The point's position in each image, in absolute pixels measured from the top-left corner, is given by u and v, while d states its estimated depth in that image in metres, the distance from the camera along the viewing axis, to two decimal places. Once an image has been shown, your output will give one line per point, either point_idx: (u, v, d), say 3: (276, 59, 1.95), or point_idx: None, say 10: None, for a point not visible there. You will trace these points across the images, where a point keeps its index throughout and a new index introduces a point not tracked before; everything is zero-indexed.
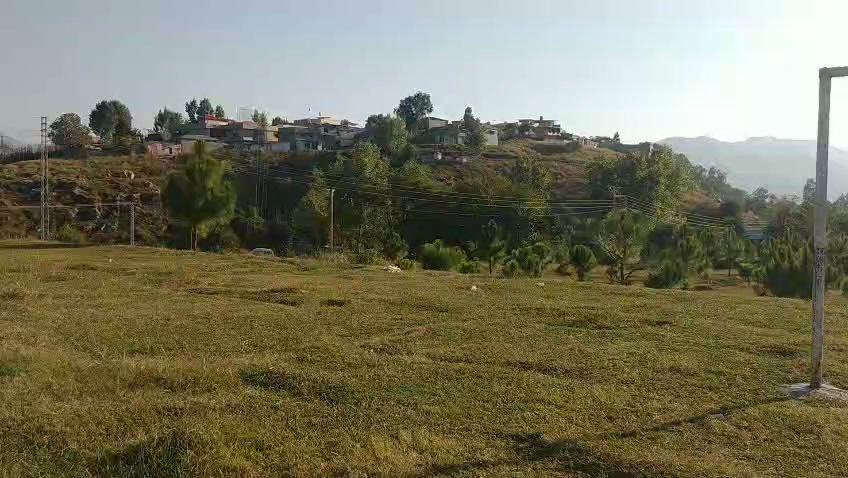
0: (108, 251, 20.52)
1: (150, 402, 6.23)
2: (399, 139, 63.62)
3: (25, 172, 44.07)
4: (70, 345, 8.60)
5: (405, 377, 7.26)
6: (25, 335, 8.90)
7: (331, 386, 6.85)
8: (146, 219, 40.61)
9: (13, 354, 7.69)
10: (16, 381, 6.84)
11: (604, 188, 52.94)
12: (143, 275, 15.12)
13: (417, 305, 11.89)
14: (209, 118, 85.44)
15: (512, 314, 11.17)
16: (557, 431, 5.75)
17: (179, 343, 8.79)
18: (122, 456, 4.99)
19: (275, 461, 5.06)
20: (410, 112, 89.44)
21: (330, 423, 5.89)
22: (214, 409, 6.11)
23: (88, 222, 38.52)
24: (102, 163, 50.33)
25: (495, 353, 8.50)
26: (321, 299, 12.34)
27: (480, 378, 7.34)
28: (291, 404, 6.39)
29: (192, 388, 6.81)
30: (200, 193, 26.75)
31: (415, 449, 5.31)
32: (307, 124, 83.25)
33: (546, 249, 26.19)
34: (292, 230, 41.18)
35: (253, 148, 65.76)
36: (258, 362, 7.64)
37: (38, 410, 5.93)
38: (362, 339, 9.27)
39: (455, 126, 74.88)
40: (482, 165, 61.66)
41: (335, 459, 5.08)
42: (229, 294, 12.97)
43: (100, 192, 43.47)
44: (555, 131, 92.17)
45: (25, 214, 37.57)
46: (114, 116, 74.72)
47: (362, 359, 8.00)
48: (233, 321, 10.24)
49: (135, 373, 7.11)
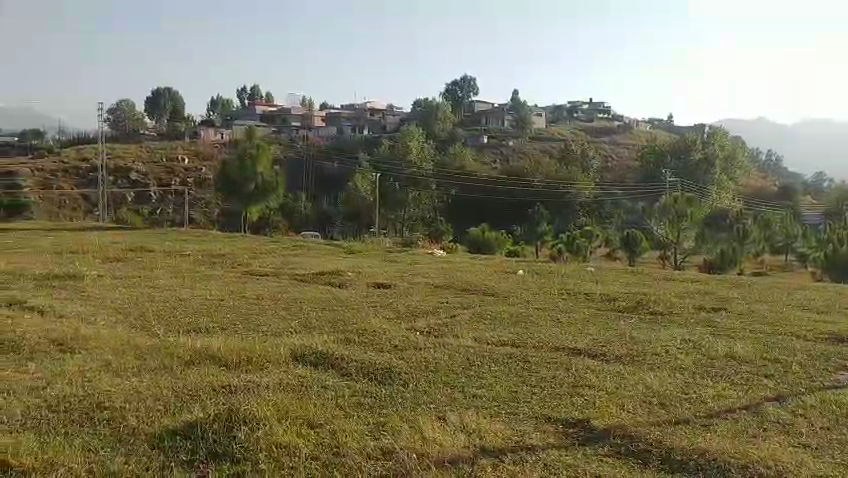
0: (163, 234, 21.05)
1: (205, 380, 6.42)
2: (444, 122, 63.41)
3: (83, 156, 45.47)
4: (128, 324, 8.88)
5: (453, 360, 7.29)
6: (85, 315, 9.21)
7: (378, 367, 6.92)
8: (198, 203, 41.47)
9: (74, 332, 8.01)
10: (78, 359, 7.11)
11: (657, 171, 51.87)
12: (197, 257, 15.48)
13: (464, 289, 11.85)
14: (259, 104, 86.57)
15: (560, 299, 11.05)
16: (606, 417, 5.70)
17: (231, 323, 9.00)
18: (180, 432, 5.13)
19: (326, 440, 5.13)
20: (456, 95, 88.94)
21: (380, 404, 5.96)
22: (267, 388, 6.24)
23: (144, 206, 39.62)
24: (155, 148, 51.52)
25: (543, 338, 8.43)
26: (367, 282, 12.42)
27: (528, 363, 7.30)
28: (340, 384, 6.48)
29: (245, 366, 6.98)
30: (252, 177, 27.20)
31: (463, 431, 5.33)
32: (354, 109, 83.63)
33: (595, 233, 25.83)
34: (339, 214, 41.40)
35: (301, 133, 66.49)
36: (308, 343, 7.77)
37: (97, 387, 6.15)
38: (409, 322, 9.30)
39: (502, 108, 74.14)
40: (530, 148, 61.12)
41: (383, 439, 5.14)
42: (277, 276, 13.16)
43: (155, 176, 44.58)
44: (605, 113, 90.56)
45: (83, 198, 38.76)
46: (168, 103, 76.28)
47: (408, 342, 8.04)
48: (282, 302, 10.41)
49: (191, 352, 7.30)
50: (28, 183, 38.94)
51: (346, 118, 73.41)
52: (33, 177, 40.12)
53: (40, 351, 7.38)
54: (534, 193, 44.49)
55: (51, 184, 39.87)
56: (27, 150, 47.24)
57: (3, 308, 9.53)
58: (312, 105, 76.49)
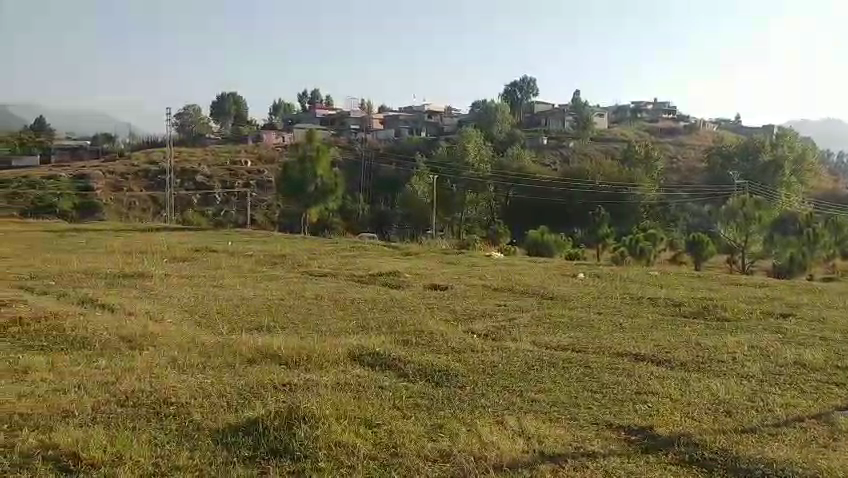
0: (226, 235, 21.57)
1: (266, 378, 6.55)
2: (503, 124, 63.11)
3: (152, 160, 47.10)
4: (194, 322, 9.15)
5: (510, 364, 7.22)
6: (154, 313, 9.52)
7: (436, 369, 6.92)
8: (260, 206, 42.39)
9: (143, 330, 8.29)
10: (146, 355, 7.37)
11: (724, 173, 50.26)
12: (259, 257, 15.82)
13: (521, 292, 11.77)
14: (319, 107, 87.94)
15: (622, 304, 10.82)
16: (669, 424, 5.55)
17: (293, 323, 9.15)
18: (242, 428, 5.23)
19: (384, 440, 5.15)
20: (515, 96, 88.41)
21: (437, 405, 5.95)
22: (326, 387, 6.31)
23: (208, 208, 40.74)
24: (219, 151, 52.91)
25: (605, 342, 8.29)
26: (425, 283, 12.46)
27: (588, 368, 7.17)
28: (398, 385, 6.50)
29: (305, 365, 7.10)
30: (311, 179, 27.65)
31: (521, 435, 5.27)
32: (413, 111, 83.99)
33: (659, 235, 25.25)
34: (396, 216, 41.67)
35: (360, 135, 67.23)
36: (367, 343, 7.83)
37: (164, 382, 6.36)
38: (466, 324, 9.28)
39: (562, 109, 73.23)
40: (590, 149, 60.19)
41: (441, 441, 5.13)
42: (335, 277, 13.35)
43: (219, 178, 45.77)
44: (670, 114, 88.46)
45: (151, 199, 40.11)
46: (231, 107, 78.37)
47: (466, 345, 8.01)
48: (341, 303, 10.52)
49: (254, 351, 7.46)
50: (100, 186, 40.59)
51: (405, 121, 73.83)
52: (105, 179, 41.80)
53: (110, 348, 7.66)
54: (595, 195, 43.65)
55: (121, 186, 41.46)
56: (100, 153, 49.25)
57: (75, 305, 9.94)
58: (371, 108, 77.21)
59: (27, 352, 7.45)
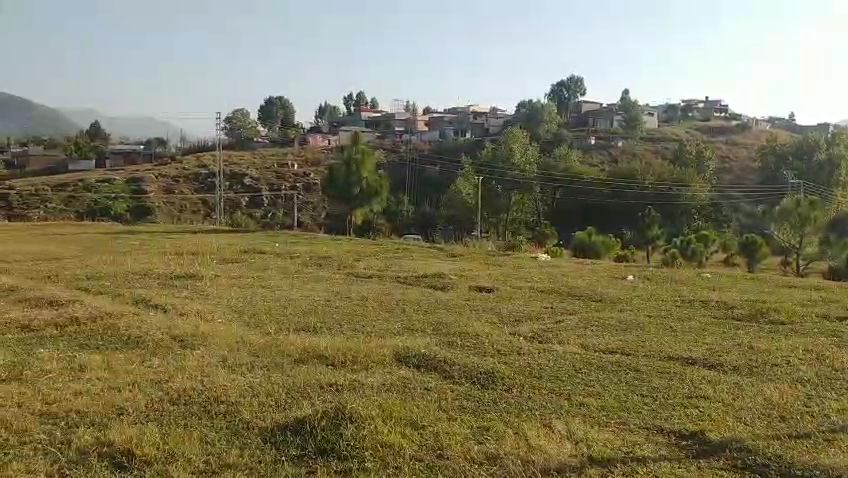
0: (272, 236, 21.90)
1: (313, 378, 6.62)
2: (549, 124, 62.58)
3: (202, 163, 48.14)
4: (243, 322, 9.31)
5: (557, 367, 7.14)
6: (204, 313, 9.72)
7: (482, 371, 6.88)
8: (307, 207, 42.93)
9: (194, 329, 8.48)
10: (197, 354, 7.54)
11: (778, 172, 48.82)
12: (306, 259, 16.04)
13: (568, 294, 11.62)
14: (365, 110, 88.68)
15: (672, 307, 10.60)
16: (721, 429, 5.40)
17: (340, 323, 9.24)
18: (291, 427, 5.29)
19: (429, 441, 5.14)
20: (562, 96, 87.63)
21: (482, 408, 5.92)
22: (372, 388, 6.35)
23: (256, 210, 41.45)
24: (267, 154, 53.79)
25: (654, 346, 8.11)
26: (470, 285, 12.44)
27: (638, 372, 7.03)
28: (444, 387, 6.48)
29: (351, 365, 7.15)
30: (356, 182, 27.90)
31: (569, 439, 5.20)
32: (458, 112, 83.96)
33: (711, 237, 24.64)
34: (441, 217, 41.66)
35: (406, 137, 67.51)
36: (412, 345, 7.83)
37: (213, 382, 6.47)
38: (512, 326, 9.21)
39: (610, 108, 72.19)
40: (639, 148, 59.20)
41: (487, 444, 5.10)
42: (380, 278, 13.41)
43: (267, 181, 46.56)
44: (722, 113, 86.38)
45: (202, 202, 41.00)
46: (279, 111, 79.87)
47: (511, 347, 7.96)
48: (385, 304, 10.57)
49: (301, 351, 7.55)
50: (153, 189, 41.69)
51: (450, 122, 73.80)
52: (157, 183, 42.92)
53: (163, 346, 7.86)
54: (644, 196, 43.00)
55: (172, 189, 42.53)
56: (152, 157, 50.60)
57: (129, 305, 10.23)
58: (416, 110, 77.48)
59: (84, 350, 7.69)
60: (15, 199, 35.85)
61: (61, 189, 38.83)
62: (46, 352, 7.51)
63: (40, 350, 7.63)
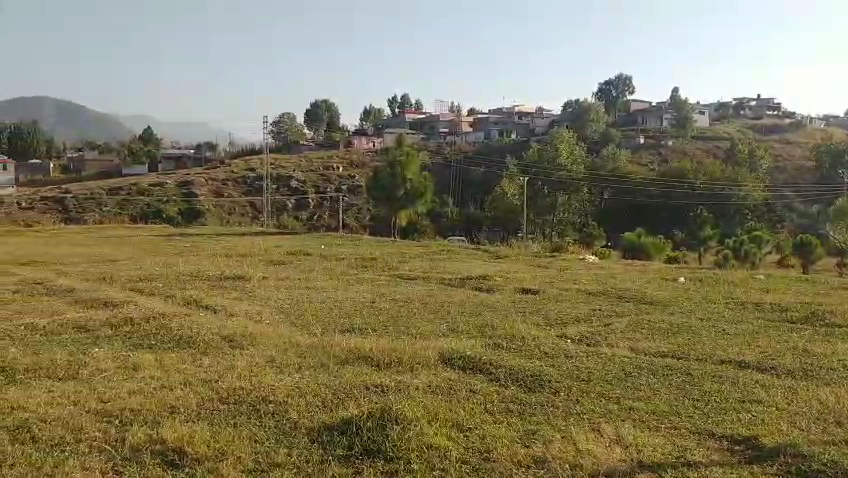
0: (317, 238, 22.13)
1: (359, 379, 6.66)
2: (596, 124, 61.82)
3: (250, 167, 49.08)
4: (290, 322, 9.45)
5: (606, 370, 7.02)
6: (253, 313, 9.92)
7: (528, 375, 6.80)
8: (352, 210, 43.26)
9: (242, 330, 8.64)
10: (244, 354, 7.67)
11: (836, 171, 47.15)
12: (351, 260, 16.17)
13: (617, 296, 11.44)
14: (409, 112, 88.97)
15: (724, 309, 10.34)
16: (775, 434, 5.24)
17: (385, 325, 9.28)
18: (338, 427, 5.32)
19: (475, 443, 5.12)
20: (610, 95, 86.66)
21: (528, 411, 5.87)
22: (417, 390, 6.36)
23: (302, 213, 42.02)
24: (313, 157, 54.40)
25: (706, 350, 7.91)
26: (515, 287, 12.35)
27: (689, 376, 6.86)
28: (490, 390, 6.44)
29: (396, 367, 7.17)
30: (401, 183, 28.03)
31: (619, 444, 5.11)
32: (503, 113, 83.59)
33: (764, 237, 23.91)
34: (485, 219, 41.54)
35: (450, 138, 67.52)
36: (457, 347, 7.81)
37: (261, 382, 6.56)
38: (560, 329, 9.10)
39: (659, 106, 70.83)
40: (689, 147, 58.00)
41: (534, 447, 5.05)
42: (425, 280, 13.42)
43: (313, 183, 47.15)
44: (775, 110, 83.96)
45: (249, 205, 41.77)
46: (325, 115, 80.85)
47: (560, 350, 7.86)
48: (430, 306, 10.59)
49: (347, 352, 7.61)
50: (203, 192, 42.58)
51: (495, 122, 73.49)
52: (207, 186, 43.82)
53: (213, 346, 8.04)
54: (694, 197, 42.11)
55: (222, 192, 43.35)
56: (202, 162, 51.70)
57: (181, 306, 10.47)
58: (461, 111, 77.46)
59: (138, 350, 7.91)
60: (72, 203, 37.08)
61: (116, 193, 39.98)
62: (101, 352, 7.73)
63: (95, 349, 7.86)
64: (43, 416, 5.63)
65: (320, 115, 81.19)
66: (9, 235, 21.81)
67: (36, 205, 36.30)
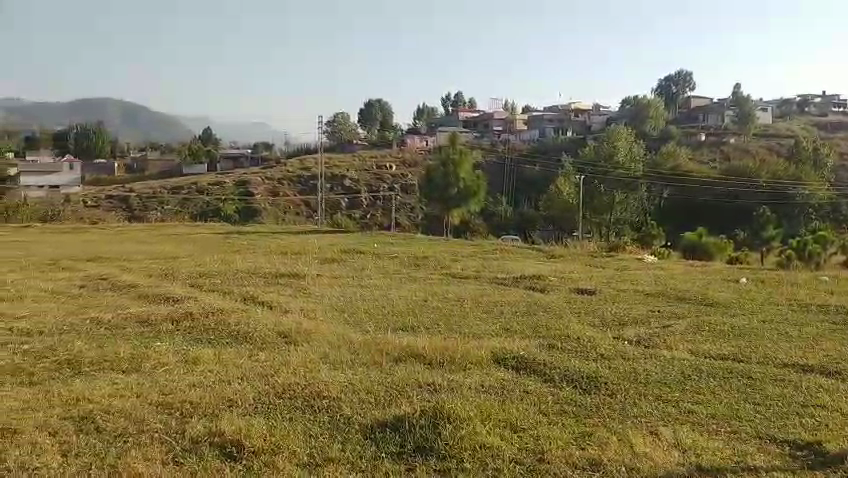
0: (370, 237, 22.30)
1: (412, 377, 6.68)
2: (656, 120, 60.68)
3: (305, 166, 49.86)
4: (344, 320, 9.56)
5: (663, 372, 6.86)
6: (307, 310, 10.08)
7: (583, 376, 6.69)
8: (404, 208, 43.51)
9: (297, 326, 8.79)
10: (299, 350, 7.79)
11: None
12: (404, 259, 16.26)
13: (675, 297, 11.17)
14: (463, 110, 88.89)
15: (787, 311, 9.98)
16: (840, 440, 5.02)
17: (437, 324, 9.28)
18: (390, 425, 5.35)
19: (529, 444, 5.07)
20: (669, 91, 84.87)
21: (582, 411, 5.79)
22: (469, 389, 6.33)
23: (355, 211, 42.46)
24: (367, 156, 54.91)
25: (770, 352, 7.64)
26: (570, 287, 12.18)
27: (749, 379, 6.65)
28: (543, 390, 6.36)
29: (448, 366, 7.17)
30: (454, 182, 28.01)
31: (676, 447, 5.00)
32: (558, 111, 82.73)
33: (831, 238, 22.95)
34: (538, 218, 41.16)
35: (504, 136, 67.15)
36: (510, 347, 7.75)
37: (315, 377, 6.65)
38: (616, 330, 8.93)
39: (721, 103, 68.92)
40: (752, 144, 56.23)
41: (589, 449, 4.96)
42: (476, 279, 13.37)
43: (366, 182, 47.55)
44: (844, 107, 80.65)
45: (304, 204, 42.45)
46: (378, 115, 81.56)
47: (615, 351, 7.72)
48: (483, 305, 10.54)
49: (399, 350, 7.63)
50: (259, 191, 43.42)
51: (550, 120, 72.77)
52: (263, 185, 44.64)
53: (268, 342, 8.19)
54: (757, 196, 40.91)
55: (278, 191, 44.10)
56: (258, 161, 52.70)
57: (237, 302, 10.70)
58: (514, 109, 76.87)
59: (197, 344, 8.13)
60: (135, 202, 38.30)
61: (177, 192, 41.15)
62: (161, 345, 7.97)
63: (157, 343, 8.10)
64: (106, 407, 5.83)
65: (374, 115, 81.92)
66: (76, 232, 22.66)
67: (101, 203, 37.63)
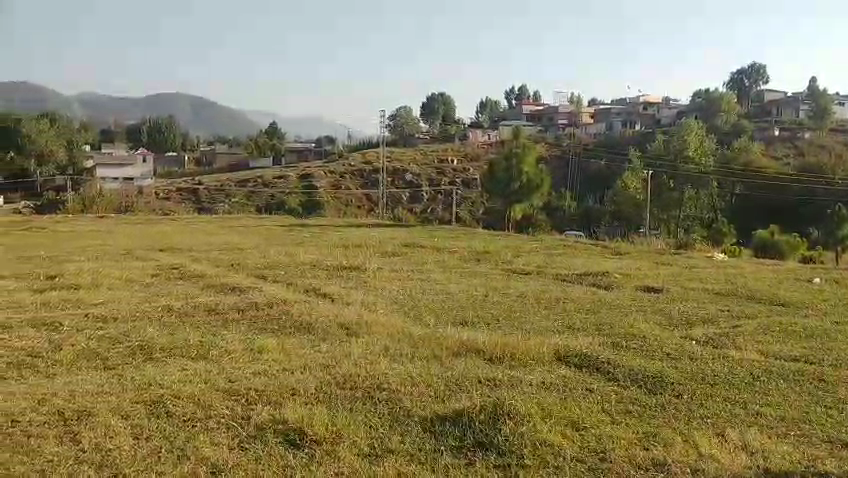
0: (431, 231, 22.35)
1: (472, 372, 6.66)
2: (728, 114, 58.81)
3: (367, 160, 50.37)
4: (404, 313, 9.63)
5: (731, 373, 6.64)
6: (367, 302, 10.18)
7: (648, 375, 6.55)
8: (465, 203, 43.42)
9: (358, 318, 8.89)
10: (360, 342, 7.87)
11: None
12: (465, 254, 16.21)
13: (746, 297, 10.78)
14: (527, 103, 88.02)
15: None
16: None
17: (499, 320, 9.22)
18: (450, 419, 5.35)
19: (592, 443, 4.98)
20: (741, 85, 82.14)
21: (647, 412, 5.65)
22: (530, 385, 6.28)
23: (416, 205, 42.65)
24: (429, 150, 55.05)
25: (845, 356, 7.28)
26: (635, 285, 11.88)
27: (823, 382, 6.35)
28: (607, 389, 6.24)
29: (508, 361, 7.12)
30: (516, 176, 27.72)
31: (743, 450, 4.84)
32: (624, 104, 81.06)
33: None
34: (602, 214, 40.41)
35: (568, 130, 66.19)
36: (572, 344, 7.64)
37: (376, 369, 6.70)
38: (683, 329, 8.68)
39: (797, 96, 66.18)
40: (830, 139, 53.81)
41: (653, 450, 4.85)
42: (539, 275, 13.21)
43: (428, 176, 47.64)
44: None
45: (366, 198, 42.96)
46: (441, 108, 81.69)
47: (680, 351, 7.51)
48: (545, 302, 10.41)
49: (459, 345, 7.62)
50: (322, 185, 44.03)
51: (617, 113, 71.30)
52: (326, 179, 45.31)
53: (331, 333, 8.32)
54: (835, 194, 39.45)
55: (340, 185, 44.67)
56: (322, 155, 53.44)
57: (300, 294, 10.88)
58: (580, 102, 75.60)
59: (262, 333, 8.34)
60: (204, 194, 39.52)
61: (243, 185, 42.26)
62: (228, 334, 8.20)
63: (224, 332, 8.33)
64: (176, 393, 6.03)
65: (437, 108, 82.01)
66: (149, 223, 23.57)
67: (172, 195, 38.95)
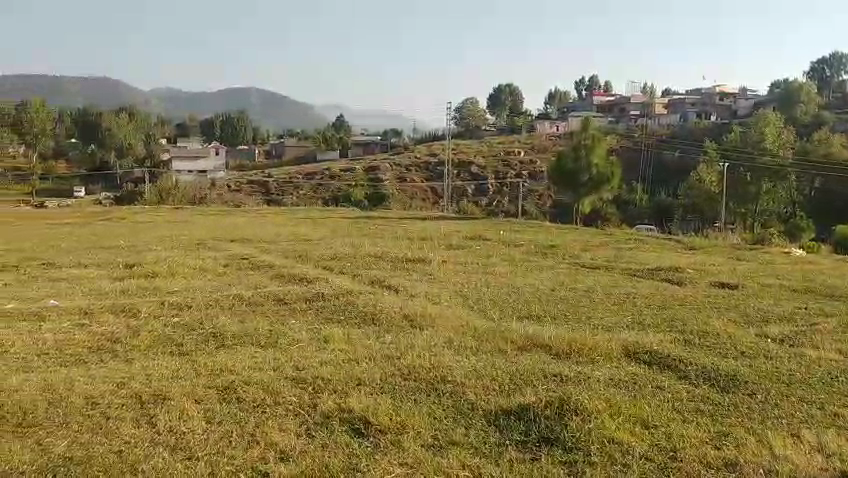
0: (496, 224, 22.19)
1: (537, 366, 6.58)
2: (809, 104, 56.16)
3: (433, 153, 50.48)
4: (468, 306, 9.60)
5: (810, 373, 6.33)
6: (432, 295, 10.20)
7: (722, 374, 6.32)
8: (531, 195, 42.93)
9: (423, 310, 8.91)
10: (426, 334, 7.89)
11: None
12: (532, 247, 16.02)
13: (825, 294, 10.28)
14: (596, 94, 86.26)
15: None
16: None
17: (565, 315, 9.07)
18: (516, 413, 5.31)
19: (662, 441, 4.84)
20: (822, 75, 78.36)
21: (720, 411, 5.45)
22: (597, 382, 6.14)
23: (481, 197, 42.40)
24: (495, 142, 54.70)
25: None
26: (709, 281, 11.47)
27: None
28: (678, 387, 6.07)
29: (575, 357, 7.00)
30: (585, 168, 27.25)
31: (821, 452, 4.62)
32: (698, 95, 78.47)
33: None
34: (675, 207, 39.19)
35: (639, 121, 64.56)
36: (641, 341, 7.44)
37: (441, 362, 6.70)
38: (758, 327, 8.33)
39: None
40: None
41: (725, 449, 4.68)
42: (606, 270, 12.95)
43: (494, 168, 47.34)
44: None
45: (431, 190, 43.04)
46: (508, 100, 80.96)
47: (755, 349, 7.22)
48: (614, 297, 10.18)
49: (524, 340, 7.53)
50: (388, 177, 44.32)
51: (691, 104, 69.08)
52: (392, 171, 45.64)
53: (394, 324, 8.37)
54: None
55: (405, 177, 44.88)
56: (388, 148, 53.90)
57: (365, 285, 10.99)
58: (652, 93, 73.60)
59: (328, 323, 8.49)
60: (273, 186, 40.46)
61: (311, 177, 43.04)
62: (297, 323, 8.38)
63: (292, 321, 8.52)
64: (246, 379, 6.19)
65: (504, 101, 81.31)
66: (222, 215, 24.24)
67: (243, 187, 40.02)
